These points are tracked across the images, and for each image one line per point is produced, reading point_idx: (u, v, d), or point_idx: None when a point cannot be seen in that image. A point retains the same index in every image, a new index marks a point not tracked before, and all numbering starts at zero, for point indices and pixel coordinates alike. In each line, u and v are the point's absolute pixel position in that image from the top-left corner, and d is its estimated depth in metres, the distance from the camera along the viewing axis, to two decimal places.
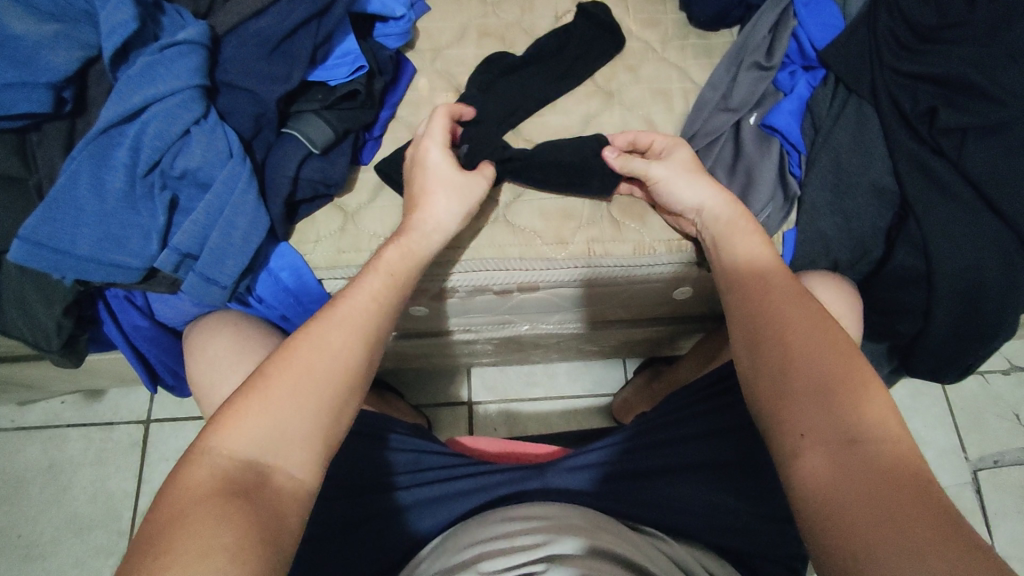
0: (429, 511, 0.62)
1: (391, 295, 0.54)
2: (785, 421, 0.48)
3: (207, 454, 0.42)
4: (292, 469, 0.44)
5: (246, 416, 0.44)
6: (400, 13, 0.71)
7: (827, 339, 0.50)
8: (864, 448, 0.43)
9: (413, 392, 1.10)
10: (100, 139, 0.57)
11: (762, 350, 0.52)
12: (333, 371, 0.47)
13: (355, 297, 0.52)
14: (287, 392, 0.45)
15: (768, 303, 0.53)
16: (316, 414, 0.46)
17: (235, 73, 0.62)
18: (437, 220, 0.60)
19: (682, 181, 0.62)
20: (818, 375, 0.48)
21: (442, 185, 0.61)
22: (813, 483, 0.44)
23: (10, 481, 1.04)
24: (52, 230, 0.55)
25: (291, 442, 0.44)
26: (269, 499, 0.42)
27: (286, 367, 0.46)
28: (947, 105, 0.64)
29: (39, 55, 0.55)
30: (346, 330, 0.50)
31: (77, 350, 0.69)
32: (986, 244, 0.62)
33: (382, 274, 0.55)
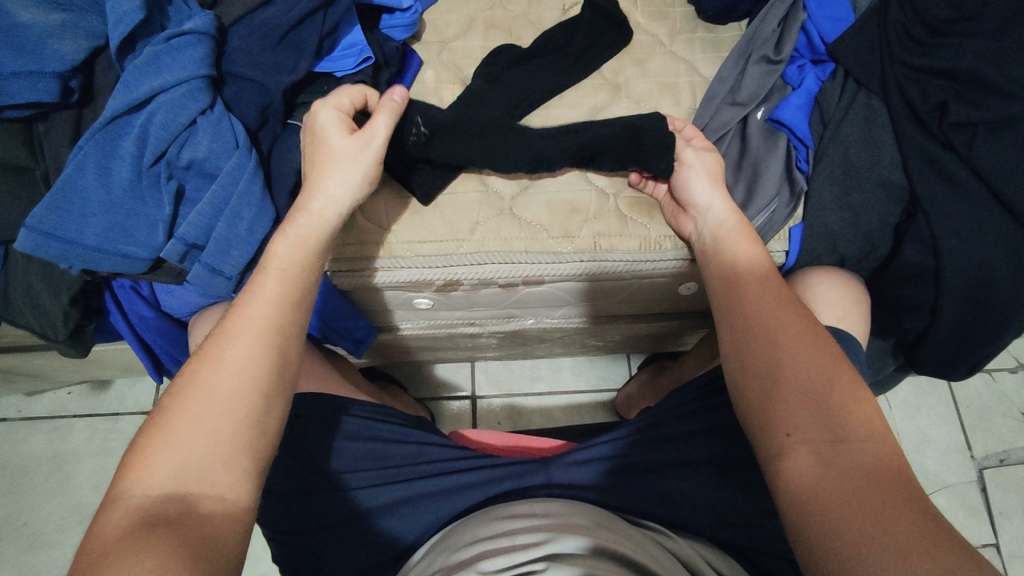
0: (412, 516, 0.61)
1: (291, 291, 0.51)
2: (776, 418, 0.48)
3: (120, 497, 0.41)
4: (220, 492, 0.43)
5: (154, 456, 0.43)
6: (407, 5, 0.71)
7: (816, 344, 0.50)
8: (849, 448, 0.45)
9: (417, 386, 1.10)
10: (108, 129, 0.57)
11: (750, 348, 0.52)
12: (239, 389, 0.46)
13: (247, 305, 0.50)
14: (188, 423, 0.44)
15: (756, 305, 0.53)
16: (225, 438, 0.44)
17: (241, 63, 0.62)
18: (336, 186, 0.55)
19: (695, 172, 0.63)
20: (805, 378, 0.48)
21: (333, 158, 0.56)
22: (799, 481, 0.44)
23: (17, 470, 1.05)
24: (60, 219, 0.55)
25: (208, 466, 0.43)
26: (199, 525, 0.41)
27: (186, 398, 0.45)
28: (958, 99, 0.63)
29: (46, 44, 0.55)
30: (245, 342, 0.47)
31: (84, 340, 0.70)
32: (993, 240, 0.61)
33: (276, 271, 0.52)
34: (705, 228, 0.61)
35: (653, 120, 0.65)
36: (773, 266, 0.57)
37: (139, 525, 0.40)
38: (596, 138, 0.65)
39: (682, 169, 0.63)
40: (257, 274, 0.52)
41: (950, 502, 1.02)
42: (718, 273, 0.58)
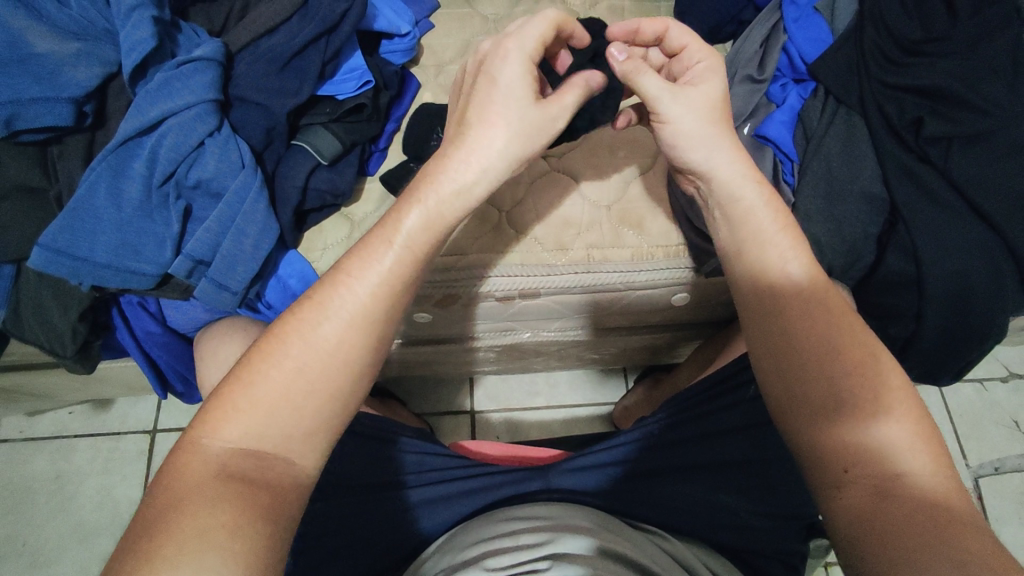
0: (437, 510, 0.64)
1: (411, 276, 0.49)
2: (835, 450, 0.47)
3: (198, 443, 0.42)
4: (294, 460, 0.44)
5: (237, 410, 0.43)
6: (405, 31, 0.74)
7: (867, 361, 0.49)
8: (902, 491, 0.43)
9: (417, 401, 1.11)
10: (120, 151, 0.60)
11: (798, 361, 0.50)
12: (330, 369, 0.45)
13: (351, 280, 0.47)
14: (278, 391, 0.44)
15: (816, 321, 0.51)
16: (311, 414, 0.45)
17: (247, 88, 0.65)
18: (485, 156, 0.49)
19: (686, 126, 0.53)
20: (860, 391, 0.48)
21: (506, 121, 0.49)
22: (854, 515, 0.44)
23: (18, 491, 1.05)
24: (72, 237, 0.58)
25: (290, 437, 0.44)
26: (271, 487, 0.42)
27: (276, 362, 0.45)
28: (933, 115, 0.66)
29: (62, 72, 0.58)
30: (342, 323, 0.46)
31: (91, 356, 0.71)
32: (973, 249, 0.64)
33: (397, 248, 0.49)
34: (711, 197, 0.56)
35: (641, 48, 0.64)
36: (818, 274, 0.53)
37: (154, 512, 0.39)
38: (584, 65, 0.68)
39: (663, 127, 0.54)
40: (377, 242, 0.49)
41: None
42: (738, 277, 0.55)
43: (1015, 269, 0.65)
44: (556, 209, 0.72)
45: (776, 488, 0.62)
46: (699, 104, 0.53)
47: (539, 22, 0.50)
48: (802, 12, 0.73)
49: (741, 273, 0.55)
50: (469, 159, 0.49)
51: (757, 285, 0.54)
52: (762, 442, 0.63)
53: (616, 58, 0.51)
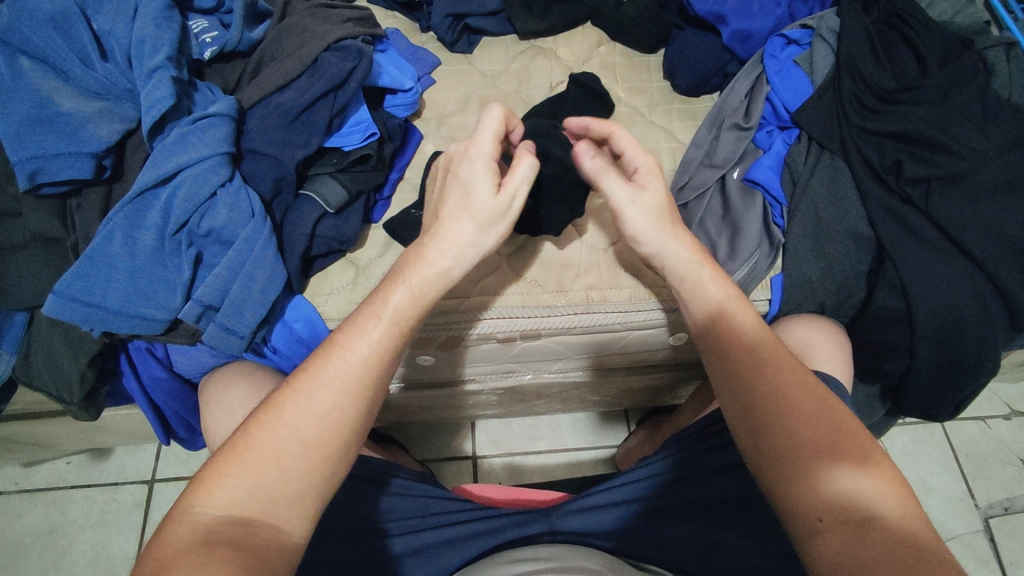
0: (433, 558, 0.63)
1: (396, 342, 0.53)
2: (805, 502, 0.48)
3: (187, 512, 0.44)
4: (280, 525, 0.46)
5: (227, 476, 0.45)
6: (408, 86, 0.79)
7: (821, 411, 0.51)
8: (878, 533, 0.45)
9: (418, 447, 1.11)
10: (135, 202, 0.62)
11: (759, 421, 0.52)
12: (321, 433, 0.48)
13: (346, 350, 0.51)
14: (270, 457, 0.46)
15: (778, 370, 0.53)
16: (303, 478, 0.47)
17: (258, 141, 0.68)
18: (461, 245, 0.56)
19: (643, 224, 0.59)
20: (818, 440, 0.49)
21: (464, 208, 0.56)
22: (831, 565, 0.45)
23: (10, 545, 1.03)
24: (86, 285, 0.60)
25: (279, 501, 0.46)
26: (259, 551, 0.43)
27: (268, 429, 0.47)
28: (911, 158, 0.69)
29: (84, 128, 0.61)
30: (334, 390, 0.49)
31: (96, 402, 0.72)
32: (960, 285, 0.66)
33: (385, 320, 0.53)
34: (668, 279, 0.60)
35: (590, 79, 0.81)
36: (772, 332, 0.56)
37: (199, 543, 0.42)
38: (558, 104, 0.80)
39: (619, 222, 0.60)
40: (365, 316, 0.53)
41: (960, 553, 1.01)
42: (711, 339, 0.57)
43: (1002, 304, 0.67)
44: (554, 252, 0.75)
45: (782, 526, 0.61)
46: (650, 205, 0.59)
47: (486, 126, 0.56)
48: (783, 65, 0.78)
49: (722, 333, 0.56)
50: (446, 245, 0.56)
51: (717, 349, 0.56)
52: None
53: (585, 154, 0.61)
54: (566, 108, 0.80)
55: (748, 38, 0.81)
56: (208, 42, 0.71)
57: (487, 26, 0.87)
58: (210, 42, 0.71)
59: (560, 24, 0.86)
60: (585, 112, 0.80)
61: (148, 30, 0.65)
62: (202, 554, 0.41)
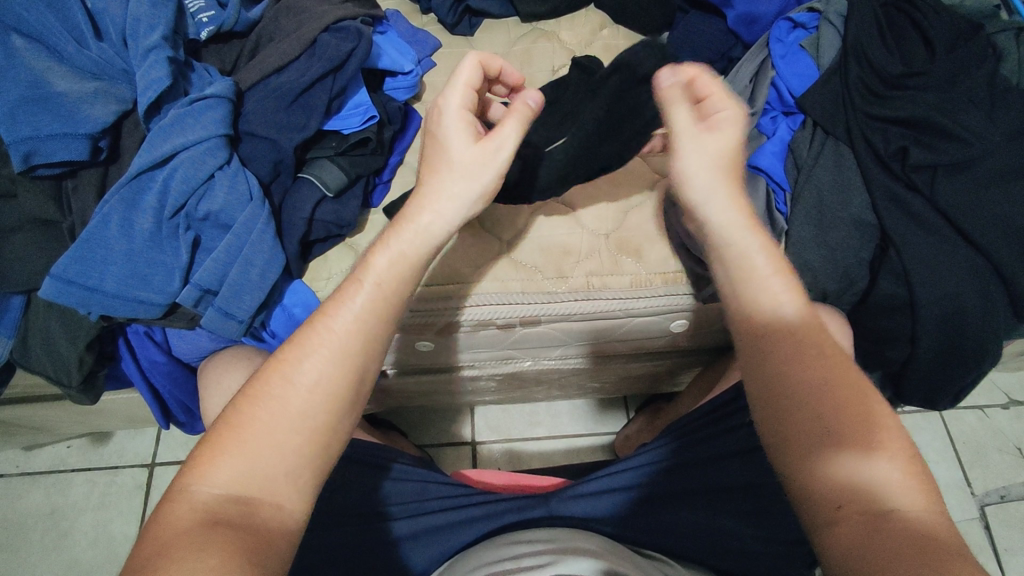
0: (431, 543, 0.63)
1: (382, 309, 0.50)
2: (821, 486, 0.45)
3: (185, 491, 0.43)
4: (279, 506, 0.44)
5: (223, 454, 0.44)
6: (408, 69, 0.77)
7: (827, 384, 0.49)
8: (895, 524, 0.42)
9: (418, 432, 1.11)
10: (132, 184, 0.61)
11: (777, 403, 0.49)
12: (309, 405, 0.46)
13: (337, 316, 0.48)
14: (262, 431, 0.45)
15: (782, 345, 0.51)
16: (296, 452, 0.45)
17: (256, 123, 0.67)
18: (437, 205, 0.52)
19: (700, 179, 0.54)
20: (816, 418, 0.48)
21: (450, 165, 0.53)
22: (841, 553, 0.42)
23: (12, 527, 1.04)
24: (83, 268, 0.59)
25: (275, 477, 0.44)
26: (257, 530, 0.42)
27: (259, 402, 0.45)
28: (917, 144, 0.68)
29: (80, 109, 0.60)
30: (319, 358, 0.47)
31: (95, 386, 0.72)
32: (963, 273, 0.65)
33: (369, 286, 0.49)
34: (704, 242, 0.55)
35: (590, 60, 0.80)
36: (804, 311, 0.52)
37: (194, 525, 0.41)
38: (558, 87, 0.80)
39: (671, 167, 0.55)
40: (350, 282, 0.50)
41: None
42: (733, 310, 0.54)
43: (1006, 292, 0.66)
44: (555, 238, 0.74)
45: (776, 513, 0.63)
46: (709, 154, 0.54)
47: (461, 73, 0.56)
48: (789, 49, 0.76)
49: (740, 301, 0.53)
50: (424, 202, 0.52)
51: (737, 314, 0.53)
52: (761, 464, 0.64)
53: (664, 80, 0.57)
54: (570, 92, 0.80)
55: (754, 22, 0.80)
56: (206, 21, 0.69)
57: (490, 8, 0.85)
58: (206, 22, 0.69)
59: (563, 6, 0.85)
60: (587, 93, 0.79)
61: (143, 8, 0.64)
62: (202, 532, 0.40)
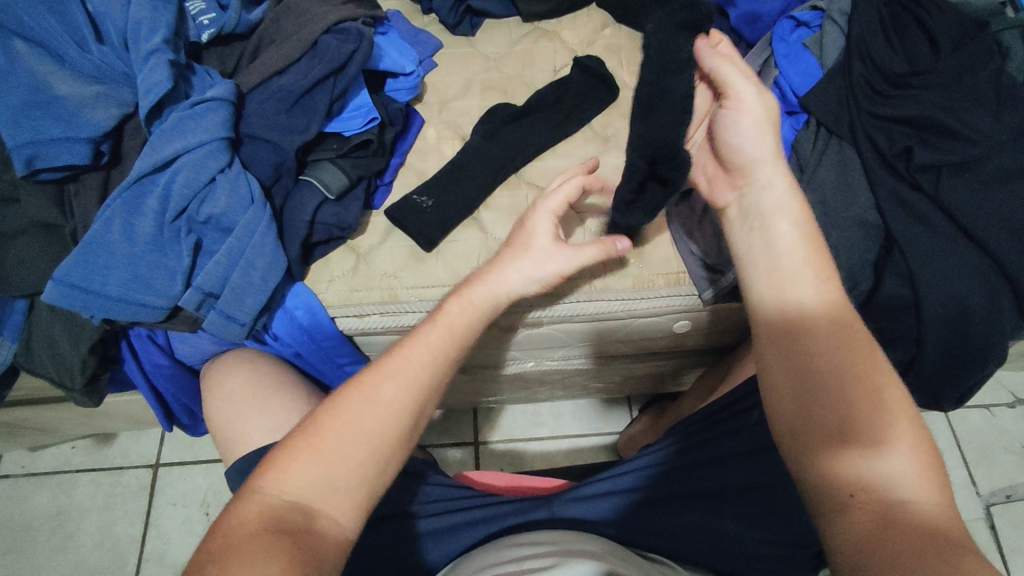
0: (431, 545, 0.63)
1: (452, 349, 0.54)
2: (836, 477, 0.49)
3: (259, 492, 0.45)
4: (336, 516, 0.46)
5: (297, 461, 0.46)
6: (409, 70, 0.77)
7: (847, 377, 0.51)
8: (904, 515, 0.45)
9: (420, 433, 1.11)
10: (133, 188, 0.61)
11: (807, 394, 0.52)
12: (383, 426, 0.48)
13: (412, 350, 0.53)
14: (336, 443, 0.47)
15: (814, 340, 0.53)
16: (360, 467, 0.47)
17: (258, 126, 0.67)
18: (519, 272, 0.58)
19: (748, 144, 0.57)
20: (838, 414, 0.50)
21: (528, 247, 0.59)
22: (855, 541, 0.45)
23: (18, 528, 1.04)
24: (85, 272, 0.60)
25: (339, 490, 0.46)
26: (312, 539, 0.44)
27: (335, 418, 0.48)
28: (922, 144, 0.68)
29: (81, 112, 0.60)
30: (398, 384, 0.50)
31: (98, 389, 0.72)
32: (969, 274, 0.65)
33: (440, 328, 0.54)
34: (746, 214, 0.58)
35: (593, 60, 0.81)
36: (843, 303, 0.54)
37: (264, 529, 0.43)
38: (560, 87, 0.80)
39: (731, 115, 0.58)
40: (425, 325, 0.55)
41: None
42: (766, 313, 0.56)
43: (1012, 293, 0.66)
44: None
45: (778, 516, 0.62)
46: (753, 120, 0.57)
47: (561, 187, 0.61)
48: (792, 48, 0.76)
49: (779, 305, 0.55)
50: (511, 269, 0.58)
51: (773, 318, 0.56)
52: (768, 467, 0.63)
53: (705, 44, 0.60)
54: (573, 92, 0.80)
55: (756, 20, 0.81)
56: (207, 24, 0.70)
57: (491, 8, 0.85)
58: (207, 24, 0.70)
59: (564, 6, 0.85)
60: (589, 95, 0.80)
61: (144, 11, 0.63)
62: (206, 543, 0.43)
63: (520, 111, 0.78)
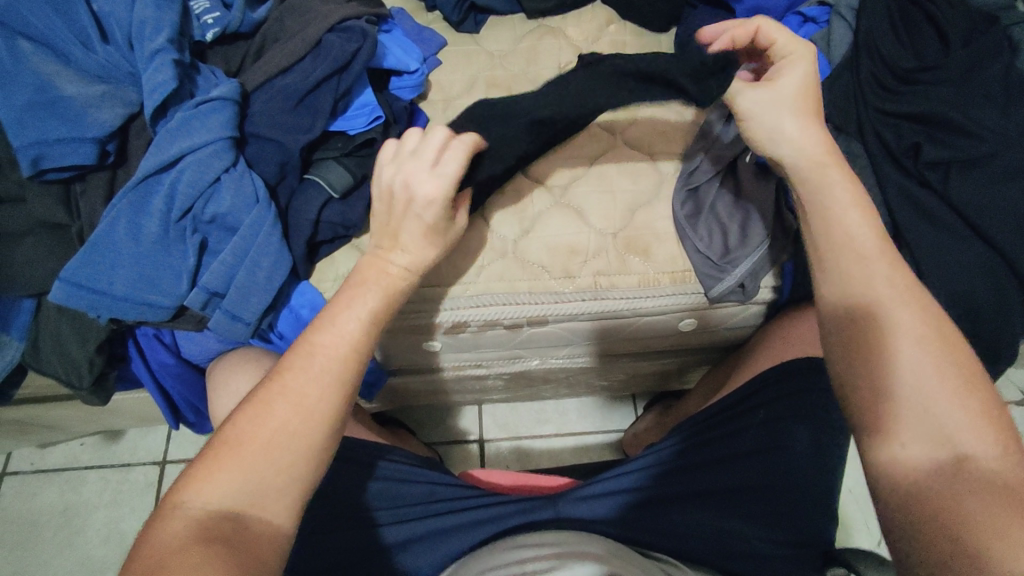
0: (437, 544, 0.63)
1: (366, 336, 0.54)
2: (895, 433, 0.50)
3: (180, 507, 0.45)
4: (268, 517, 0.46)
5: (220, 469, 0.46)
6: (414, 68, 0.77)
7: (919, 339, 0.52)
8: (969, 472, 0.47)
9: (426, 430, 1.11)
10: (139, 188, 0.62)
11: (872, 356, 0.53)
12: (301, 424, 0.48)
13: (324, 343, 0.52)
14: (256, 447, 0.47)
15: (882, 307, 0.54)
16: (284, 468, 0.47)
17: (262, 125, 0.67)
18: (413, 256, 0.58)
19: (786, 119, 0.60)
20: (906, 378, 0.51)
21: (406, 237, 0.58)
22: (911, 491, 0.48)
23: (28, 523, 1.05)
24: (92, 271, 0.60)
25: (267, 493, 0.46)
26: (249, 545, 0.44)
27: (253, 422, 0.48)
28: (931, 140, 0.67)
29: (87, 112, 0.60)
30: (314, 381, 0.50)
31: (106, 387, 0.72)
32: (978, 272, 0.64)
33: (356, 316, 0.54)
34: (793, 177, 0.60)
35: None
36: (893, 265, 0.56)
37: (193, 539, 0.43)
38: None
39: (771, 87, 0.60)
40: (335, 313, 0.54)
41: None
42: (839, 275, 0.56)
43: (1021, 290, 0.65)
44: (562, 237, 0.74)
45: (785, 515, 0.62)
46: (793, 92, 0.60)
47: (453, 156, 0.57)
48: (800, 44, 0.75)
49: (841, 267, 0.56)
50: (407, 254, 0.58)
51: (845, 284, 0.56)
52: (773, 468, 0.63)
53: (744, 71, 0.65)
54: (577, 90, 0.79)
55: (762, 15, 0.79)
56: (210, 23, 0.69)
57: (496, 5, 0.85)
58: (212, 23, 0.69)
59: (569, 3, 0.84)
60: None
61: (149, 11, 0.63)
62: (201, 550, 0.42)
63: None
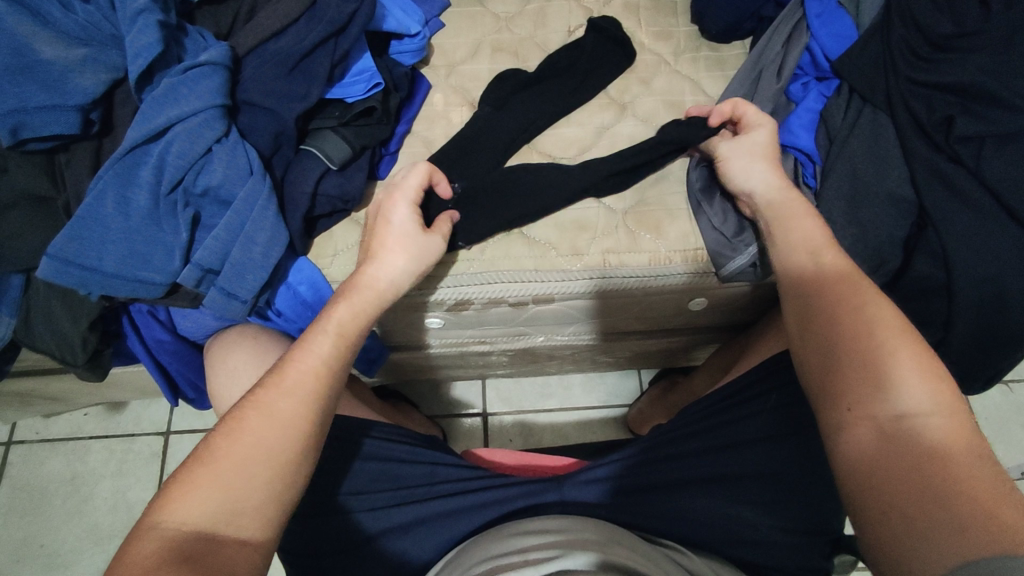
0: (441, 526, 0.61)
1: (342, 356, 0.54)
2: (841, 395, 0.48)
3: (154, 528, 0.42)
4: (244, 535, 0.44)
5: (197, 487, 0.44)
6: (416, 31, 0.72)
7: (850, 311, 0.51)
8: (906, 429, 0.44)
9: (429, 403, 1.10)
10: (127, 159, 0.58)
11: (810, 333, 0.52)
12: (282, 441, 0.48)
13: (304, 361, 0.52)
14: (235, 463, 0.46)
15: (823, 286, 0.53)
16: (264, 484, 0.46)
17: (254, 91, 0.63)
18: (392, 277, 0.59)
19: (738, 161, 0.63)
20: (845, 347, 0.49)
21: (400, 244, 0.59)
22: (855, 455, 0.45)
23: (34, 492, 1.05)
24: (80, 247, 0.57)
25: (245, 510, 0.44)
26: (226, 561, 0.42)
27: (233, 442, 0.47)
28: (964, 113, 0.63)
29: (68, 78, 0.57)
30: (296, 399, 0.50)
31: (102, 364, 0.71)
32: (1007, 252, 0.61)
33: (332, 335, 0.54)
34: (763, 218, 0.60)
35: (608, 21, 0.76)
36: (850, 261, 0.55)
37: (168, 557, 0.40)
38: (575, 50, 0.75)
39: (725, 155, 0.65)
40: (312, 333, 0.54)
41: None
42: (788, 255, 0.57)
43: None
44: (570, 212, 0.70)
45: (792, 503, 0.60)
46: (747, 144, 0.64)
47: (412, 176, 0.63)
48: (826, 8, 0.71)
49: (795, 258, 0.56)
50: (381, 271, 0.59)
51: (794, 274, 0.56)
52: (782, 455, 0.62)
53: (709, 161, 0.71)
54: (586, 56, 0.75)
55: None
56: None
57: None
58: None
59: None
60: (605, 60, 0.75)
61: None
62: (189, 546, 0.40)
63: (533, 78, 0.74)
